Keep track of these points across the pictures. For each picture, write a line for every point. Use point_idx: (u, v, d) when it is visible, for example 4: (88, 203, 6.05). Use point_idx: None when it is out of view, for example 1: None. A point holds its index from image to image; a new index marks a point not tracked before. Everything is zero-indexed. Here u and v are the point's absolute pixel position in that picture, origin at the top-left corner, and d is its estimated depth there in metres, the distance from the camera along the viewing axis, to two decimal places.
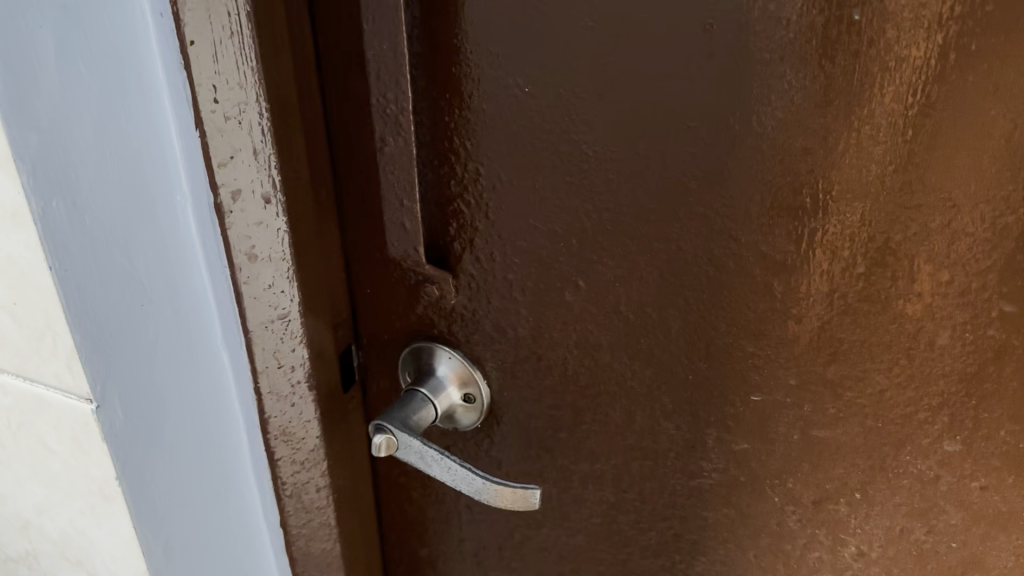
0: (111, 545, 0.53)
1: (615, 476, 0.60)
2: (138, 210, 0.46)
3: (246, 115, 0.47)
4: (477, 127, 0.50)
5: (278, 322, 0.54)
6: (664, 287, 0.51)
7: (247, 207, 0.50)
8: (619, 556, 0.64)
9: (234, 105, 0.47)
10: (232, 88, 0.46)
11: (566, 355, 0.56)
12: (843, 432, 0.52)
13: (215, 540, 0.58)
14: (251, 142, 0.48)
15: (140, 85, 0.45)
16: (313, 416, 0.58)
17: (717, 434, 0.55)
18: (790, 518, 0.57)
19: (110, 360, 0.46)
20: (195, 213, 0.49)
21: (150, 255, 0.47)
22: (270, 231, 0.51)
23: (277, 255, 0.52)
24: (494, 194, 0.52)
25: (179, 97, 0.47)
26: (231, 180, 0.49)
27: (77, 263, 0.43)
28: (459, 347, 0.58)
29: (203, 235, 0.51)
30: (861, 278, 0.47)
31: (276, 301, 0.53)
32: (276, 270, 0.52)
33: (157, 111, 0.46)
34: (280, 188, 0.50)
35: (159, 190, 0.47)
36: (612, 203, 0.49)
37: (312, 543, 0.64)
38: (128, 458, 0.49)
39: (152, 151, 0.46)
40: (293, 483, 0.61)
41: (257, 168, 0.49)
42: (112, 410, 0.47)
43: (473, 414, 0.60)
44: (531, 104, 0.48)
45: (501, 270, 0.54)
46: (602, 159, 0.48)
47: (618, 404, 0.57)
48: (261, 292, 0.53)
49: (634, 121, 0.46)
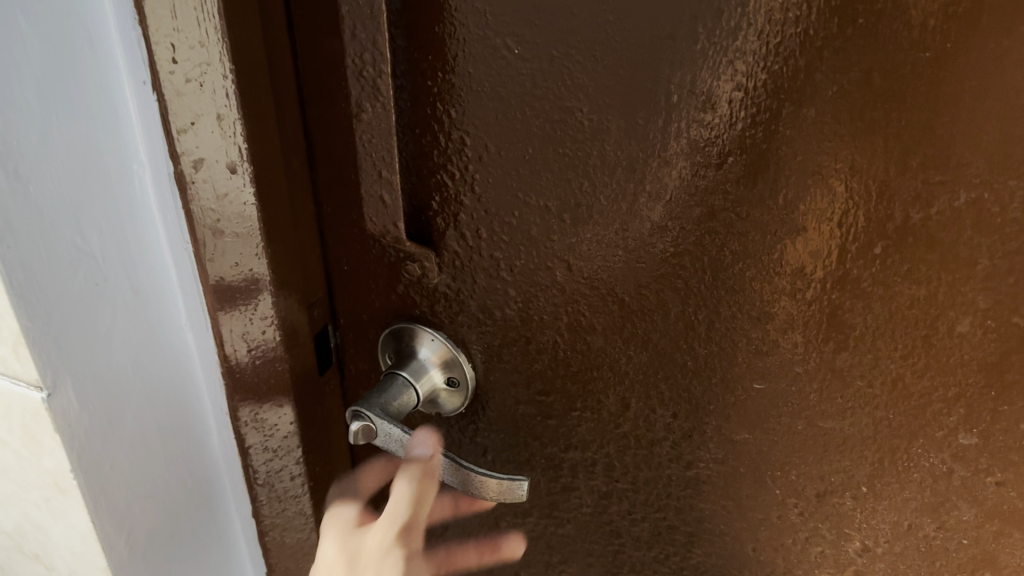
0: (69, 542, 0.50)
1: (607, 465, 0.57)
2: (92, 182, 0.43)
3: (209, 77, 0.43)
4: (462, 93, 0.46)
5: (245, 301, 0.50)
6: (664, 268, 0.48)
7: (212, 176, 0.46)
8: (610, 548, 0.61)
9: (195, 65, 0.43)
10: (193, 47, 0.42)
11: (556, 339, 0.53)
12: (851, 424, 0.48)
13: (181, 535, 0.55)
14: (215, 106, 0.44)
15: (91, 43, 0.41)
16: (286, 401, 0.54)
17: (717, 423, 0.52)
18: (792, 512, 0.53)
19: (62, 345, 0.43)
20: (153, 184, 0.46)
21: (104, 232, 0.44)
22: (236, 204, 0.47)
23: (244, 232, 0.48)
24: (481, 166, 0.48)
25: (135, 56, 0.43)
26: (193, 148, 0.45)
27: (22, 238, 0.39)
28: (442, 328, 0.55)
29: (162, 208, 0.47)
30: (877, 260, 0.43)
31: (245, 279, 0.49)
32: (246, 246, 0.48)
33: (109, 72, 0.42)
34: (247, 157, 0.45)
35: (111, 158, 0.44)
36: (607, 177, 0.46)
37: (287, 532, 0.61)
38: (86, 450, 0.46)
39: (106, 117, 0.43)
40: (266, 471, 0.58)
41: (221, 134, 0.44)
42: (64, 400, 0.44)
43: (456, 399, 0.57)
44: (522, 68, 0.44)
45: (488, 248, 0.51)
46: (597, 130, 0.44)
47: (612, 391, 0.53)
48: (227, 271, 0.49)
49: (633, 89, 0.43)
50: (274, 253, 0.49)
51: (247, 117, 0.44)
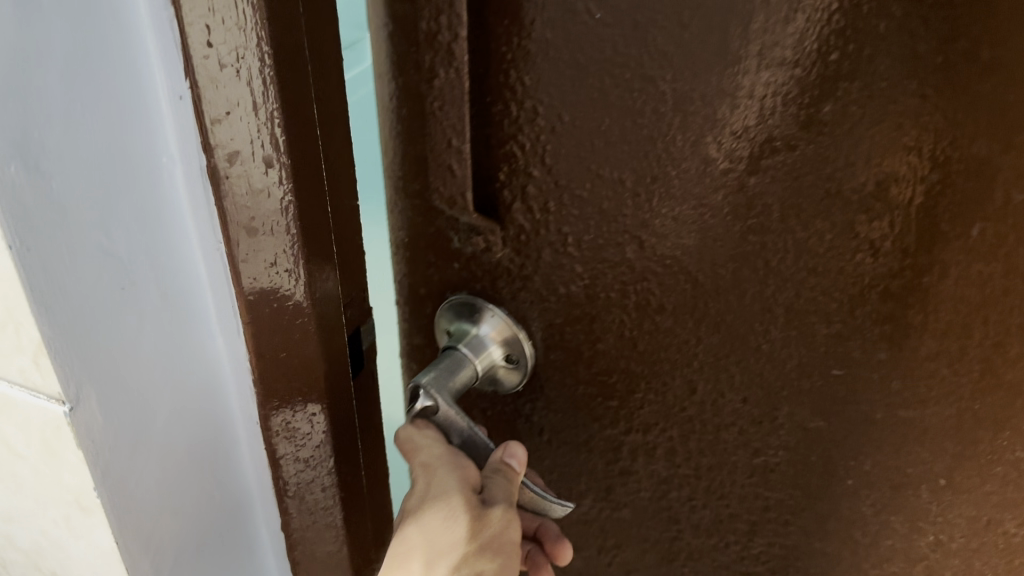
0: (90, 559, 0.50)
1: (669, 449, 0.55)
2: (121, 183, 0.41)
3: (245, 62, 0.40)
4: (537, 59, 0.45)
5: (276, 303, 0.48)
6: (741, 247, 0.46)
7: (248, 170, 0.43)
8: (667, 534, 0.59)
9: (231, 49, 0.40)
10: (230, 30, 0.39)
11: (623, 318, 0.51)
12: (933, 413, 0.47)
13: (206, 542, 0.54)
14: (250, 95, 0.41)
15: (120, 26, 0.38)
16: (319, 410, 0.53)
17: (789, 409, 0.50)
18: (864, 503, 0.52)
19: (85, 358, 0.41)
20: (185, 180, 0.44)
21: (134, 237, 0.42)
22: (273, 200, 0.44)
23: (281, 230, 0.45)
24: (553, 136, 0.47)
25: (169, 39, 0.40)
26: (227, 140, 0.43)
27: (44, 245, 0.37)
28: (503, 303, 0.54)
29: (194, 203, 0.45)
30: (973, 244, 0.41)
31: (279, 280, 0.47)
32: (279, 248, 0.46)
33: (139, 59, 0.40)
34: (284, 150, 0.43)
35: (143, 153, 0.42)
36: (687, 149, 0.44)
37: (317, 545, 0.60)
38: (109, 465, 0.45)
39: (135, 122, 0.41)
40: (297, 482, 0.56)
41: (256, 124, 0.42)
42: (88, 413, 0.42)
43: (515, 376, 0.56)
44: (604, 34, 0.42)
45: (556, 223, 0.50)
46: (681, 99, 0.43)
47: (679, 373, 0.52)
48: (263, 270, 0.47)
49: (720, 56, 0.41)
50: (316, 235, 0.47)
51: (290, 96, 0.42)
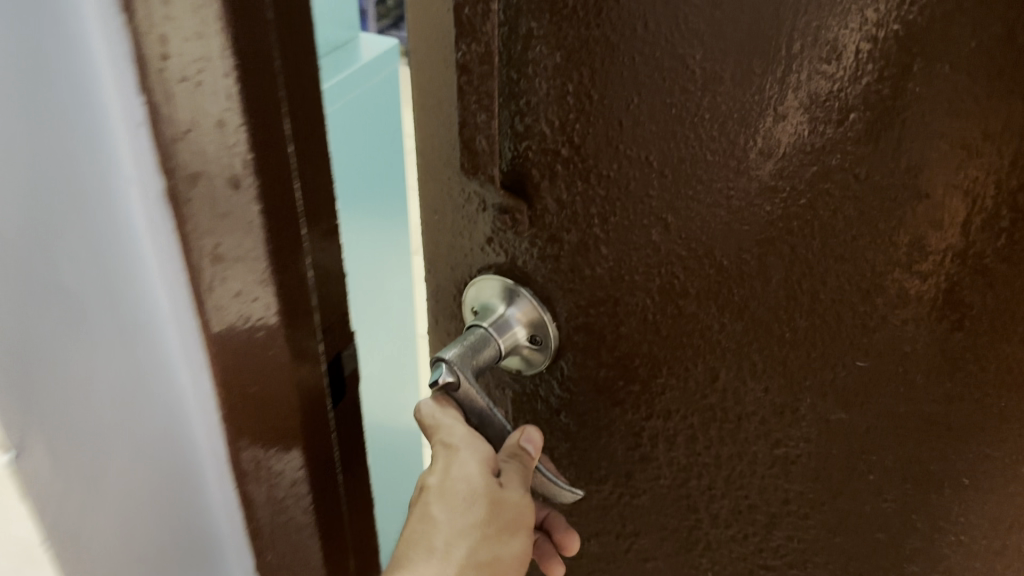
0: None
1: (689, 436, 0.55)
2: (53, 200, 0.44)
3: (207, 77, 0.45)
4: (567, 35, 0.44)
5: (232, 301, 0.53)
6: (767, 232, 0.45)
7: (217, 180, 0.49)
8: (685, 523, 0.59)
9: (194, 61, 0.45)
10: (191, 42, 0.44)
11: (646, 301, 0.51)
12: (958, 410, 0.46)
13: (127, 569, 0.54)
14: (216, 113, 0.46)
15: (42, 46, 0.42)
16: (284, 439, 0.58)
17: (812, 400, 0.49)
18: (885, 501, 0.51)
19: (20, 392, 0.43)
20: (137, 178, 0.49)
21: (58, 259, 0.45)
22: (245, 215, 0.50)
23: (249, 246, 0.51)
24: (582, 115, 0.46)
25: (112, 50, 0.45)
26: (201, 157, 0.48)
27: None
28: (530, 283, 0.55)
29: (142, 195, 0.49)
30: (1005, 234, 0.40)
31: (247, 293, 0.53)
32: (248, 269, 0.52)
33: (71, 66, 0.44)
34: (250, 167, 0.48)
35: (64, 170, 0.44)
36: (716, 129, 0.44)
37: (292, 559, 0.66)
38: (57, 505, 0.46)
39: (101, 167, 0.47)
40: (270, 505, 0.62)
41: (224, 140, 0.47)
42: (27, 455, 0.44)
43: (540, 357, 0.56)
44: (636, 11, 0.42)
45: (582, 203, 0.50)
46: (712, 79, 0.42)
47: (702, 360, 0.51)
48: (230, 294, 0.53)
49: (753, 35, 0.40)
50: (277, 235, 0.52)
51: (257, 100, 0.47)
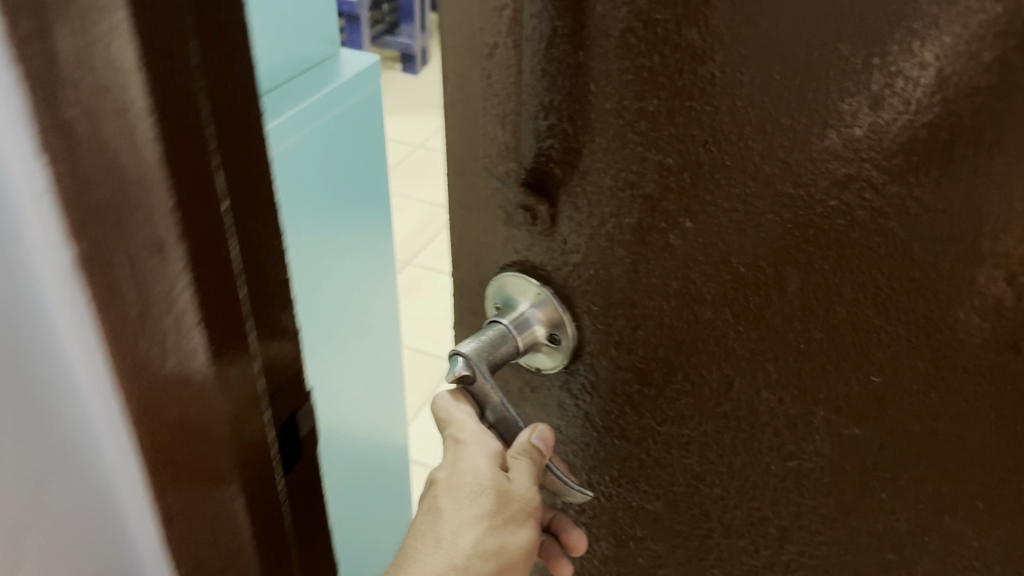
0: None
1: (703, 444, 0.54)
2: None
3: (116, 137, 0.40)
4: (589, 34, 0.45)
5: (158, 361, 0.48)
6: (783, 240, 0.44)
7: (135, 252, 0.44)
8: (698, 532, 0.58)
9: (103, 118, 0.40)
10: (97, 98, 0.39)
11: (663, 306, 0.51)
12: (973, 432, 0.43)
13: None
14: (125, 168, 0.41)
15: None
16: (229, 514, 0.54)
17: (825, 414, 0.48)
18: (899, 523, 0.49)
19: None
20: (45, 249, 0.47)
21: None
22: (169, 283, 0.45)
23: (177, 315, 0.46)
24: (604, 116, 0.47)
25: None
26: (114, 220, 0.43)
27: None
28: (550, 282, 0.55)
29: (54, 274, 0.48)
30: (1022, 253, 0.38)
31: (175, 366, 0.48)
32: (175, 342, 0.48)
33: None
34: (168, 233, 0.44)
35: None
36: (734, 135, 0.43)
37: None
38: None
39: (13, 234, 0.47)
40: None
41: (134, 196, 0.42)
42: None
43: (557, 358, 0.57)
44: (659, 13, 0.43)
45: (602, 203, 0.50)
46: (731, 83, 0.42)
47: (717, 367, 0.51)
48: (159, 358, 0.48)
49: (771, 40, 0.40)
50: (261, 248, 0.50)
51: (182, 144, 0.42)
